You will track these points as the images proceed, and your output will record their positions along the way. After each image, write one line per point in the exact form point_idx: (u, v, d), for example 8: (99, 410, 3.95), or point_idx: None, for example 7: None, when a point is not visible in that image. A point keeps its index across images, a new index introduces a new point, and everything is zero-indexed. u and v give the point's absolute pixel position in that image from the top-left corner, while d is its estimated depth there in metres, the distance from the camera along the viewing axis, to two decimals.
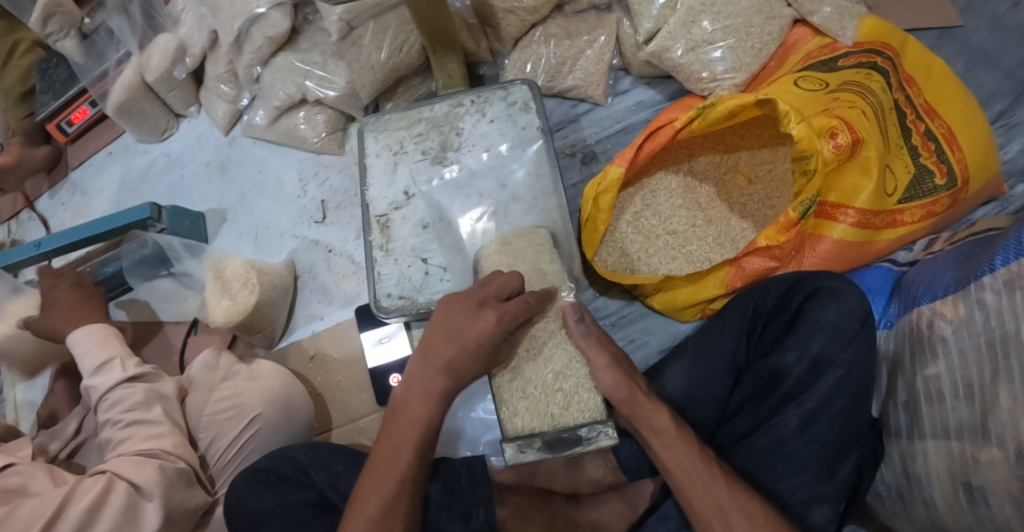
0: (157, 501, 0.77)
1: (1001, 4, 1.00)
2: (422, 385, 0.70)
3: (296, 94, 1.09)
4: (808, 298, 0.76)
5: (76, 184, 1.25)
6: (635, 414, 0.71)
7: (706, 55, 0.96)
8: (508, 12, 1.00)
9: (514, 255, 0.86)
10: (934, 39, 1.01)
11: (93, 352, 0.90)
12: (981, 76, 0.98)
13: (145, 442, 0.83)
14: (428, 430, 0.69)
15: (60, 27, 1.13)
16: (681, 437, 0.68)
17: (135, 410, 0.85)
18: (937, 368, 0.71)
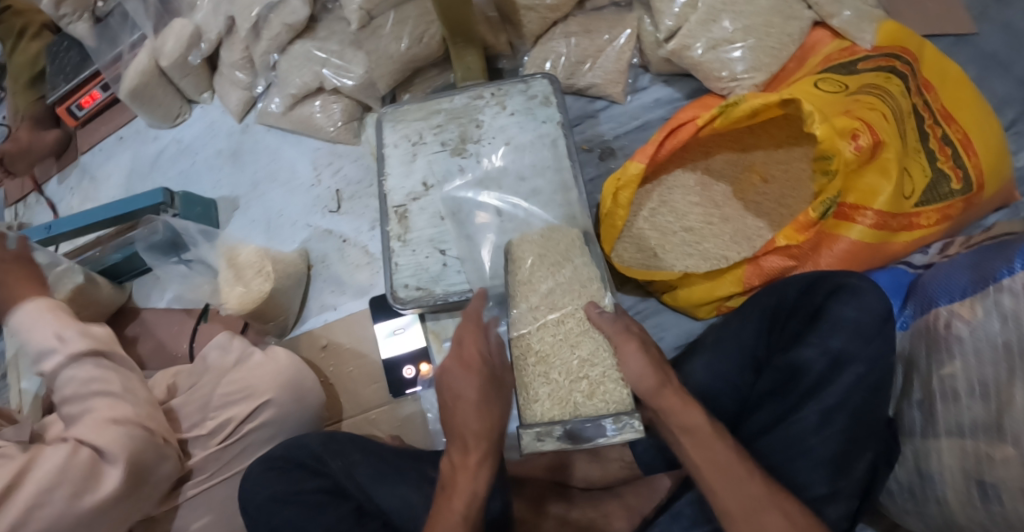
0: (122, 466, 0.75)
1: (1015, 12, 1.02)
2: (466, 462, 0.72)
3: (312, 82, 1.08)
4: (829, 296, 0.78)
5: (85, 169, 1.24)
6: (664, 411, 0.70)
7: (727, 54, 0.96)
8: (529, 9, 1.00)
9: (544, 247, 0.86)
10: (949, 45, 1.02)
11: (37, 326, 0.84)
12: (994, 82, 0.99)
13: (108, 411, 0.79)
14: (476, 499, 0.70)
15: (73, 10, 1.11)
16: (715, 435, 0.68)
17: (91, 383, 0.81)
18: (952, 367, 0.72)
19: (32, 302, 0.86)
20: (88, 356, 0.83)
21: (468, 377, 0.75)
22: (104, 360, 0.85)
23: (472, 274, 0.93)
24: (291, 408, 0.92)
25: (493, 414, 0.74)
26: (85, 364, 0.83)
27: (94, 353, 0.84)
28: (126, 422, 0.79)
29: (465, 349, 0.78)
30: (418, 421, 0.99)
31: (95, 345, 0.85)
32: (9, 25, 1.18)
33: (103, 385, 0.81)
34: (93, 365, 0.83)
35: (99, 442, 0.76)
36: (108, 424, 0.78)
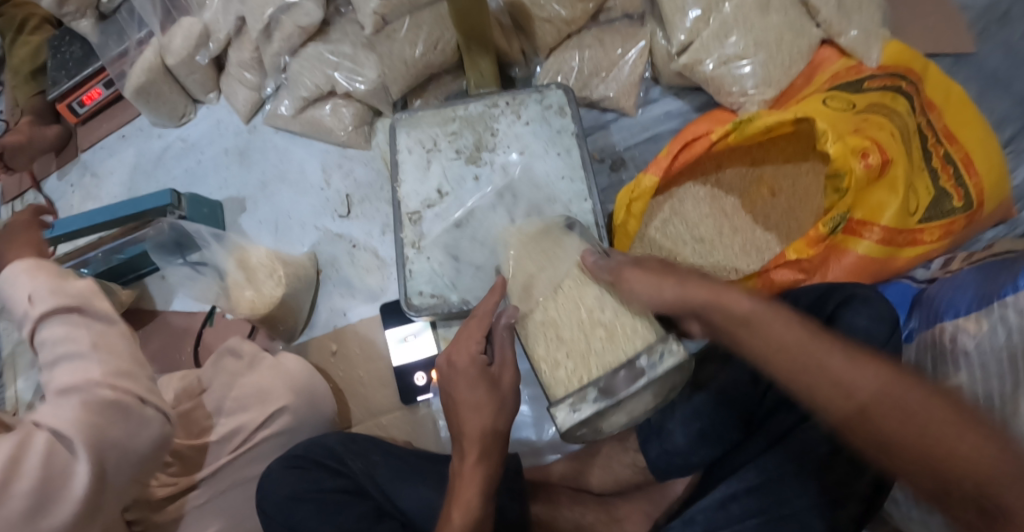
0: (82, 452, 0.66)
1: (1015, 33, 1.07)
2: (467, 471, 0.72)
3: (325, 85, 1.08)
4: (840, 306, 0.79)
5: (86, 165, 1.23)
6: (706, 302, 0.66)
7: (737, 69, 0.99)
8: (544, 21, 1.02)
9: (528, 249, 0.78)
10: (950, 64, 1.08)
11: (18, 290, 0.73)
12: (993, 100, 1.04)
13: (72, 374, 0.70)
14: (475, 510, 0.70)
15: (77, 8, 1.09)
16: (775, 315, 0.62)
17: (61, 345, 0.71)
18: (959, 379, 0.75)
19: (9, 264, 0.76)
20: (58, 312, 0.72)
21: (462, 384, 0.75)
22: (78, 316, 0.73)
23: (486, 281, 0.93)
24: (305, 414, 0.92)
25: (487, 419, 0.73)
26: (56, 320, 0.72)
27: (67, 309, 0.73)
28: (98, 398, 0.69)
29: (455, 352, 0.76)
30: (429, 427, 1.00)
31: (66, 300, 0.73)
32: (10, 20, 1.19)
33: (71, 347, 0.71)
34: (64, 322, 0.72)
35: (63, 425, 0.67)
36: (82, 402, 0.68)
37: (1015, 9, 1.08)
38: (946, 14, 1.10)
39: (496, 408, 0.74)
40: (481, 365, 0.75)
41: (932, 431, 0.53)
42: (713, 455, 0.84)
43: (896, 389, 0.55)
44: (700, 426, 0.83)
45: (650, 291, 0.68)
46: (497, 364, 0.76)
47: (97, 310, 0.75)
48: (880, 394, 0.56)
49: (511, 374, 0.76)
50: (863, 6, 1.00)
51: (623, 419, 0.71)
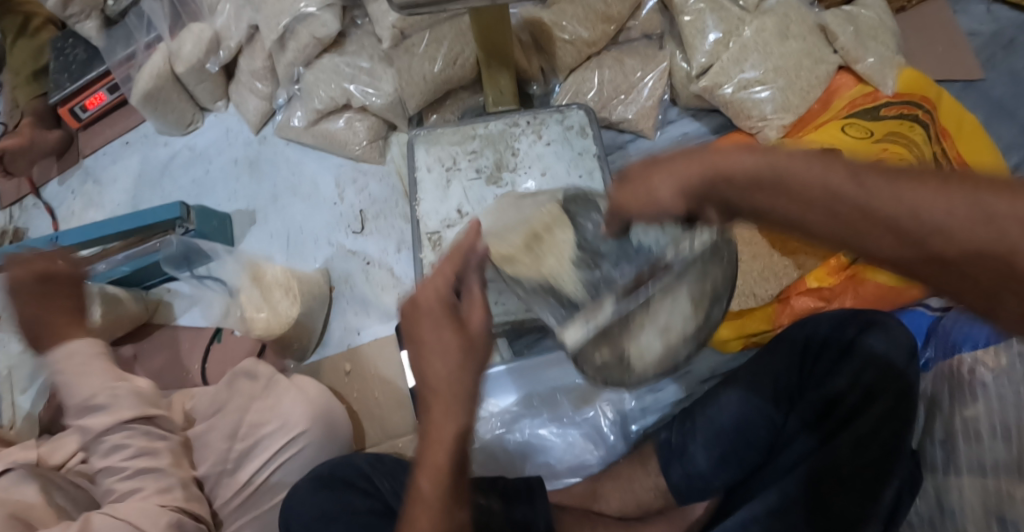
0: None
1: (1020, 61, 1.10)
2: (434, 457, 0.54)
3: (340, 98, 1.06)
4: (861, 330, 0.83)
5: (88, 172, 1.19)
6: (705, 174, 0.46)
7: (755, 94, 1.00)
8: (566, 43, 1.02)
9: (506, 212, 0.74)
10: (958, 90, 1.10)
11: (82, 385, 0.80)
12: (1000, 128, 1.06)
13: (156, 492, 0.78)
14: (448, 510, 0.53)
15: (82, 9, 1.06)
16: (798, 159, 0.42)
17: (139, 455, 0.79)
18: (976, 410, 0.77)
19: (65, 344, 0.82)
20: (129, 421, 0.80)
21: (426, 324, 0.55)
22: (150, 427, 0.82)
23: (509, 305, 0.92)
24: (324, 441, 0.90)
25: (450, 368, 0.54)
26: (118, 430, 0.79)
27: (144, 418, 0.81)
28: (170, 507, 0.77)
29: (419, 288, 0.57)
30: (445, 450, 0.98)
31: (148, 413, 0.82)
32: (9, 15, 1.13)
33: (132, 466, 0.78)
34: (140, 432, 0.81)
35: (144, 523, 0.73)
36: (155, 509, 0.75)
37: (1021, 38, 1.11)
38: (957, 40, 1.12)
39: (466, 355, 0.55)
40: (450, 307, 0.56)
41: (975, 210, 0.37)
42: (733, 479, 0.87)
43: (938, 197, 0.38)
44: (721, 451, 0.86)
45: (656, 202, 0.49)
46: (466, 305, 0.57)
47: (164, 423, 0.84)
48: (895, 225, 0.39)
49: (483, 317, 0.57)
50: (880, 34, 1.02)
51: (659, 343, 0.59)
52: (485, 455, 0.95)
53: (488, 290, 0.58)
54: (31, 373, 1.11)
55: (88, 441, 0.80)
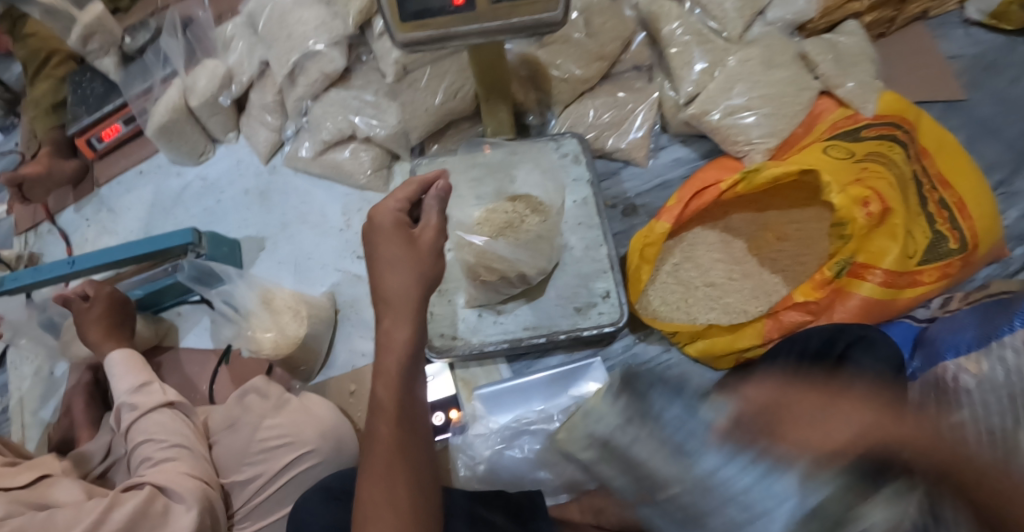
0: (193, 509, 0.77)
1: (1001, 83, 1.19)
2: (387, 371, 0.72)
3: (346, 129, 1.12)
4: (848, 347, 0.84)
5: (102, 201, 1.24)
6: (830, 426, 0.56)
7: (740, 120, 1.04)
8: (562, 81, 1.10)
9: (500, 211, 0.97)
10: (942, 110, 1.18)
11: (127, 376, 0.93)
12: (986, 147, 1.14)
13: (183, 464, 0.83)
14: (402, 413, 0.72)
15: (101, 45, 1.15)
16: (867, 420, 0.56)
17: (166, 434, 0.86)
18: (960, 416, 0.75)
19: (120, 349, 0.96)
20: (162, 408, 0.90)
21: (382, 239, 0.77)
22: (176, 411, 0.91)
23: (508, 325, 0.97)
24: (335, 457, 0.92)
25: (405, 278, 0.74)
26: (156, 412, 0.89)
27: (167, 406, 0.90)
28: (197, 480, 0.82)
29: (380, 212, 0.79)
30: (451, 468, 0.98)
31: (171, 398, 0.91)
32: (31, 49, 1.20)
33: (168, 440, 0.86)
34: (164, 415, 0.89)
35: (174, 483, 0.79)
36: (183, 477, 0.80)
37: (1002, 59, 1.21)
38: (937, 66, 1.21)
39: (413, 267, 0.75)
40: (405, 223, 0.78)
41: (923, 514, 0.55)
42: None
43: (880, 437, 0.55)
44: None
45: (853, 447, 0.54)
46: (423, 228, 0.79)
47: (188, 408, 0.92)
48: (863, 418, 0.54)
49: (429, 236, 0.78)
50: (861, 60, 1.08)
51: None
52: (488, 473, 0.96)
53: (441, 214, 0.80)
54: (44, 394, 1.14)
55: (130, 421, 0.88)
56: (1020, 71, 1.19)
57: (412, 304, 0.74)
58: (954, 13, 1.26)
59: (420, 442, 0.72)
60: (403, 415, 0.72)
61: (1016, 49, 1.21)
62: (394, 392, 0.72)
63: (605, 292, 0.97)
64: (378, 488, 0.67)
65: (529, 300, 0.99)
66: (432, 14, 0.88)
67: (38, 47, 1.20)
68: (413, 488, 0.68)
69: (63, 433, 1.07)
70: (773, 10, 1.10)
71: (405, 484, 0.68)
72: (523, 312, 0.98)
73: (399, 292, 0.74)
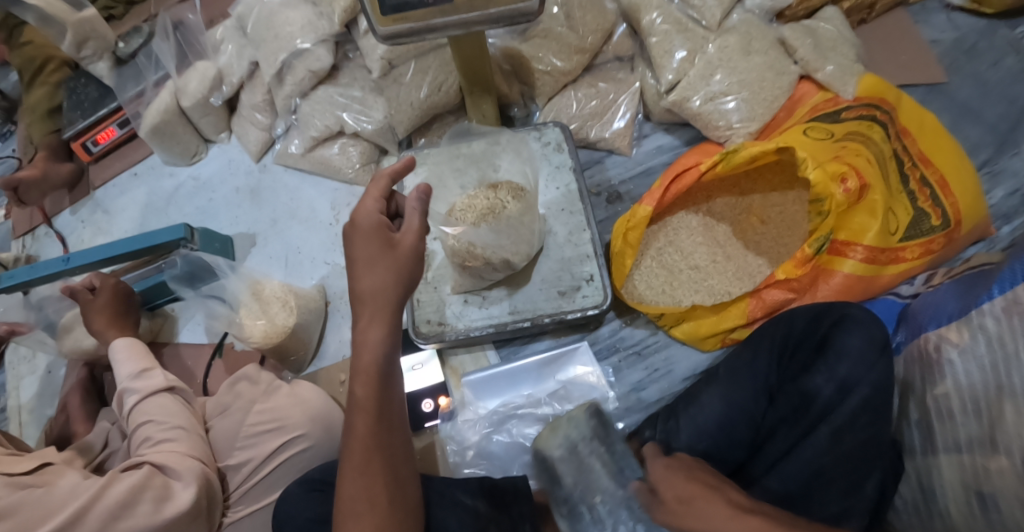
0: (193, 490, 0.79)
1: (982, 65, 1.20)
2: (365, 365, 0.72)
3: (334, 125, 1.15)
4: (833, 326, 0.80)
5: (98, 203, 1.29)
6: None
7: (722, 105, 1.07)
8: (544, 74, 1.11)
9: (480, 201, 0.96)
10: (924, 93, 1.19)
11: (129, 362, 0.94)
12: (967, 128, 1.16)
13: (183, 445, 0.85)
14: (381, 405, 0.72)
15: (95, 51, 1.22)
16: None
17: (169, 416, 0.88)
18: (945, 386, 0.78)
19: (125, 338, 0.98)
20: (163, 392, 0.92)
21: (359, 239, 0.75)
22: (177, 397, 0.93)
23: (494, 310, 0.98)
24: (325, 441, 0.93)
25: (383, 277, 0.73)
26: (158, 396, 0.91)
27: (168, 390, 0.92)
28: (195, 460, 0.84)
29: (358, 211, 0.76)
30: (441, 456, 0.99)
31: (169, 383, 0.93)
32: (26, 56, 1.26)
33: (170, 421, 0.87)
34: (163, 400, 0.91)
35: (174, 463, 0.81)
36: (182, 457, 0.83)
37: (983, 42, 1.22)
38: (918, 50, 1.22)
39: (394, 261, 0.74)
40: (384, 224, 0.75)
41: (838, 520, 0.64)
42: None
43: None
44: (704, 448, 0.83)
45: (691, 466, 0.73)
46: (404, 231, 0.75)
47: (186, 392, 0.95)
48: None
49: (411, 240, 0.75)
50: (838, 44, 1.09)
51: None
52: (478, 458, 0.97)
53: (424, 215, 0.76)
54: (40, 392, 1.16)
55: (131, 404, 0.90)
56: (1001, 53, 1.20)
57: (391, 303, 0.73)
58: None
59: (397, 435, 0.73)
60: (382, 412, 0.72)
61: (997, 32, 1.22)
62: (372, 388, 0.72)
63: (589, 275, 0.98)
64: (359, 483, 0.70)
65: (513, 285, 0.99)
66: (412, 7, 0.86)
67: (33, 55, 1.25)
68: (392, 482, 0.71)
69: (59, 427, 1.09)
70: None
71: (383, 475, 0.70)
72: (508, 297, 0.99)
73: (371, 291, 0.73)
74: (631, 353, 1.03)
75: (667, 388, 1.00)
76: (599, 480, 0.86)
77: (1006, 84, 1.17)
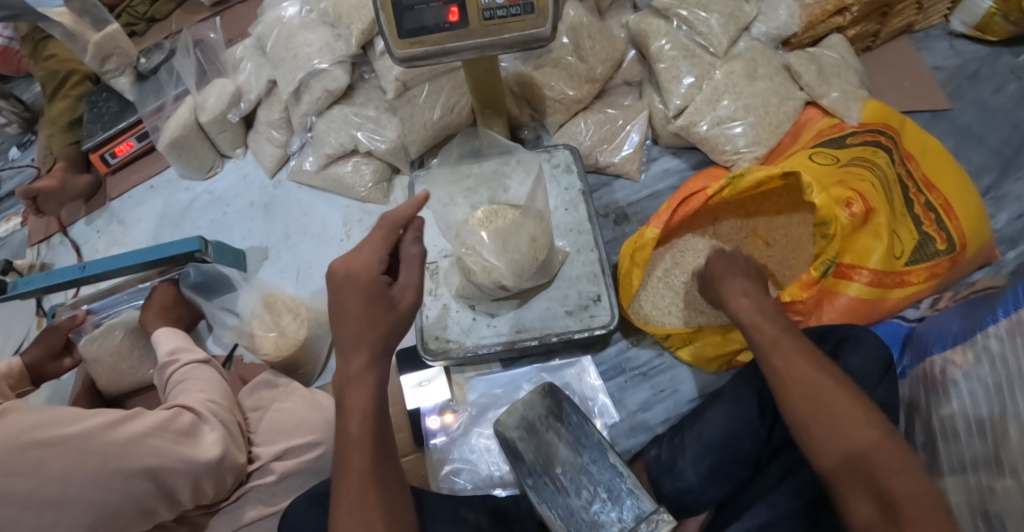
0: (213, 437, 0.81)
1: (984, 91, 1.23)
2: (359, 404, 0.70)
3: (348, 144, 1.18)
4: (838, 345, 0.83)
5: (113, 213, 1.33)
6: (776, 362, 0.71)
7: (729, 130, 1.09)
8: (555, 102, 1.13)
9: (494, 223, 0.95)
10: (928, 119, 1.22)
11: (167, 341, 0.97)
12: (970, 153, 1.17)
13: (208, 402, 0.86)
14: (378, 439, 0.71)
15: (117, 66, 1.27)
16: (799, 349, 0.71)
17: (198, 380, 0.90)
18: (951, 408, 0.79)
19: (167, 331, 1.00)
20: (201, 364, 0.95)
21: (349, 294, 0.73)
22: (212, 368, 0.95)
23: (502, 327, 0.98)
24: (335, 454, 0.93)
25: (378, 338, 0.72)
26: (193, 363, 0.94)
27: (203, 360, 0.95)
28: (222, 409, 0.87)
29: (354, 267, 0.74)
30: (430, 462, 1.00)
31: (202, 355, 0.95)
32: (49, 70, 1.33)
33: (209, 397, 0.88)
34: (198, 369, 0.93)
35: (204, 409, 0.84)
36: (210, 403, 0.86)
37: (985, 69, 1.25)
38: (921, 76, 1.25)
39: (372, 300, 0.73)
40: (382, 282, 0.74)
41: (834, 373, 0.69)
42: (725, 493, 0.85)
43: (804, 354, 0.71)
44: (711, 464, 0.84)
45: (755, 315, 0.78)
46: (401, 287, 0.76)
47: None
48: (922, 481, 0.60)
49: (412, 297, 0.76)
50: (843, 71, 1.12)
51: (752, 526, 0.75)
52: (462, 466, 0.99)
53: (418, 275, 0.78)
54: (49, 399, 1.18)
55: (172, 371, 0.93)
56: (1002, 78, 1.23)
57: (377, 341, 0.72)
58: (938, 26, 1.31)
59: (392, 475, 0.71)
60: (378, 448, 0.70)
61: (998, 60, 1.25)
62: (366, 425, 0.70)
63: (597, 295, 0.99)
64: (357, 514, 0.67)
65: (521, 303, 1.00)
66: (428, 30, 0.88)
67: (57, 68, 1.32)
68: (389, 517, 0.68)
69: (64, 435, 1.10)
70: (758, 25, 1.14)
71: (377, 502, 0.67)
72: (515, 315, 0.99)
73: (359, 338, 0.72)
74: (638, 374, 1.03)
75: (673, 409, 1.00)
76: (558, 452, 0.89)
77: (1008, 110, 1.20)
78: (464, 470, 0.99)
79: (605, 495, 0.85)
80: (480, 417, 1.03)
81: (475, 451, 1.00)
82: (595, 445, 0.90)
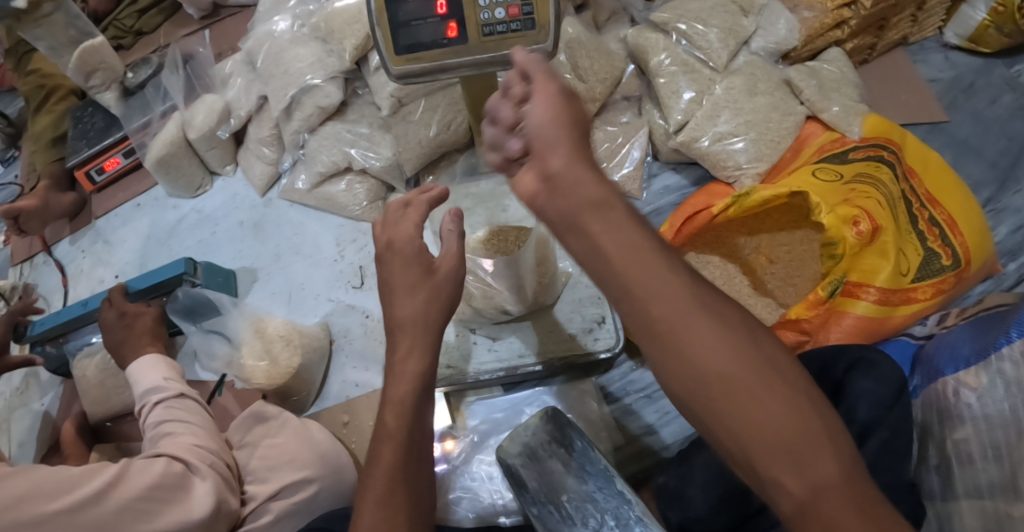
0: (210, 483, 0.78)
1: (980, 102, 1.22)
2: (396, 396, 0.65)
3: (341, 161, 1.14)
4: (850, 372, 0.80)
5: (98, 233, 1.28)
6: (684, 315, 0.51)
7: (730, 146, 1.07)
8: None
9: (499, 245, 0.93)
10: (925, 131, 1.21)
11: (145, 376, 0.93)
12: (969, 166, 1.17)
13: (195, 445, 0.83)
14: (411, 444, 0.65)
15: (103, 81, 1.24)
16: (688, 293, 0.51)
17: (179, 421, 0.86)
18: (964, 431, 0.77)
19: (139, 360, 0.95)
20: (175, 399, 0.90)
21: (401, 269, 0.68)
22: (190, 401, 0.91)
23: (504, 352, 0.96)
24: (332, 484, 0.90)
25: (421, 305, 0.66)
26: (171, 401, 0.90)
27: (178, 395, 0.91)
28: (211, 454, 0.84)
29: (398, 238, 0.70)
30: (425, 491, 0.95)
31: (177, 388, 0.91)
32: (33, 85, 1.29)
33: (195, 439, 0.84)
34: (175, 405, 0.89)
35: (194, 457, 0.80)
36: (197, 448, 0.82)
37: (979, 82, 1.25)
38: (917, 89, 1.24)
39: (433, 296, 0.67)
40: (424, 249, 0.69)
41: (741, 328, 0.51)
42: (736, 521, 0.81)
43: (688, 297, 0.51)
44: (720, 493, 0.81)
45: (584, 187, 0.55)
46: (442, 255, 0.69)
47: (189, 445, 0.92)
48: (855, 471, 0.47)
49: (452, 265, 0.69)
50: (842, 85, 1.11)
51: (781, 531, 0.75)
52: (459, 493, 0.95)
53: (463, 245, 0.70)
54: (31, 428, 1.13)
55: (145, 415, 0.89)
56: (996, 89, 1.23)
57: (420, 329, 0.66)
58: (932, 38, 1.31)
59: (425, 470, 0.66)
60: (412, 444, 0.65)
61: (992, 71, 1.25)
62: (404, 418, 0.65)
63: (601, 318, 0.96)
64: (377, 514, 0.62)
65: (524, 327, 0.97)
66: (425, 47, 0.85)
67: (42, 82, 1.29)
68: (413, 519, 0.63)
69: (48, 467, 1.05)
70: (757, 40, 1.13)
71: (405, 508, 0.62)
72: (519, 340, 0.96)
73: (409, 316, 0.66)
74: (642, 396, 1.02)
75: (678, 431, 0.98)
76: (563, 480, 0.81)
77: (1006, 121, 1.19)
78: (465, 498, 0.94)
79: (612, 524, 0.77)
80: (479, 443, 1.00)
81: (470, 479, 0.96)
82: (601, 471, 0.82)
